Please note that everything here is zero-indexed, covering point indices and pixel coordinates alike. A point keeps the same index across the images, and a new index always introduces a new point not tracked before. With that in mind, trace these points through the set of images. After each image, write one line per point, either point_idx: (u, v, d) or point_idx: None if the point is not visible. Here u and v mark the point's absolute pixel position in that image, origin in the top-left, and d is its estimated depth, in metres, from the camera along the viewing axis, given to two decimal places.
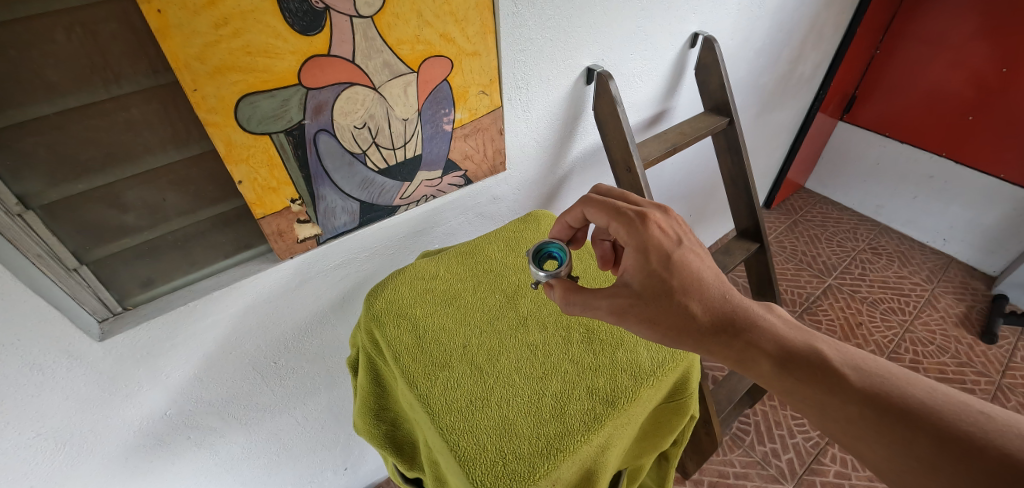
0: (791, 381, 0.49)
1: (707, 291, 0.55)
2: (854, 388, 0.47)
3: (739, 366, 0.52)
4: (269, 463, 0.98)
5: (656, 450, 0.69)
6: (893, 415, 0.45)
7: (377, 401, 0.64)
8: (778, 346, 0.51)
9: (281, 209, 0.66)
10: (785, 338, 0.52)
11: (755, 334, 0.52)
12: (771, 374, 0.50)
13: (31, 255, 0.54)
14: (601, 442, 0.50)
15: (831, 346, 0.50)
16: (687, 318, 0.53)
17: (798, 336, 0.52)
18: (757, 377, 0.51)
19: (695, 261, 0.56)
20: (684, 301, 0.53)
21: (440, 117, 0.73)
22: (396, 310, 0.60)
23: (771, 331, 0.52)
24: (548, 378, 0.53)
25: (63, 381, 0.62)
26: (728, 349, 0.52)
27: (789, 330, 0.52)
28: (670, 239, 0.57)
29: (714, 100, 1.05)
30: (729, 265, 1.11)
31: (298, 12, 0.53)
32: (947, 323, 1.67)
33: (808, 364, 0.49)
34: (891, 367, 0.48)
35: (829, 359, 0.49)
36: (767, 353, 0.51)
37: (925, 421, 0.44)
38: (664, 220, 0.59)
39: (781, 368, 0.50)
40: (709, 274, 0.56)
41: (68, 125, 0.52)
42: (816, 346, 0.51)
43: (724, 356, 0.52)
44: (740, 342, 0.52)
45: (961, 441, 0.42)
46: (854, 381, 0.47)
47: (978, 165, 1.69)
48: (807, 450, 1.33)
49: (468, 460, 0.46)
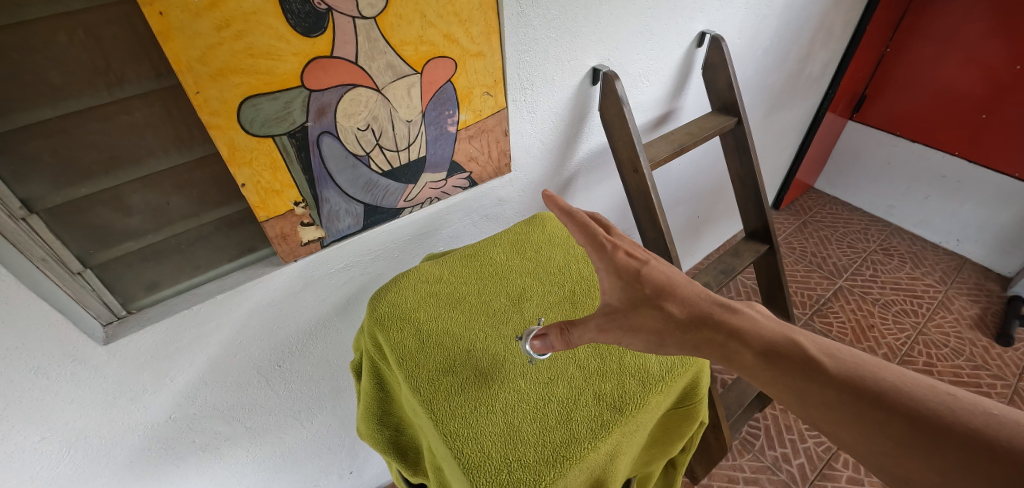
0: (773, 371, 0.48)
1: (681, 293, 0.54)
2: (832, 375, 0.47)
3: (721, 360, 0.51)
4: (275, 467, 0.98)
5: (666, 456, 0.67)
6: (869, 399, 0.45)
7: (381, 406, 0.63)
8: (758, 338, 0.50)
9: (285, 212, 0.66)
10: (765, 329, 0.51)
11: (736, 327, 0.51)
12: (755, 365, 0.49)
13: (35, 259, 0.54)
14: (609, 448, 0.49)
15: (809, 337, 0.50)
16: (666, 319, 0.52)
17: (776, 328, 0.51)
18: (741, 369, 0.50)
19: (665, 269, 0.55)
20: (661, 304, 0.52)
21: (444, 118, 0.72)
22: (398, 313, 0.59)
23: (752, 325, 0.51)
24: (554, 384, 0.52)
25: (68, 385, 0.62)
26: (710, 343, 0.51)
27: (768, 321, 0.52)
28: (636, 259, 0.55)
29: (722, 99, 1.03)
30: (738, 267, 1.09)
31: (300, 13, 0.52)
32: (961, 325, 1.64)
33: (788, 354, 0.49)
34: (863, 354, 0.48)
35: (807, 349, 0.49)
36: (750, 346, 0.50)
37: (897, 403, 0.44)
38: (627, 242, 0.57)
39: (762, 358, 0.49)
40: (682, 280, 0.55)
41: (72, 129, 0.52)
42: (795, 338, 0.50)
43: (708, 351, 0.51)
44: (723, 335, 0.51)
45: (932, 421, 0.42)
46: (831, 369, 0.47)
47: (992, 164, 1.66)
48: (819, 455, 1.31)
49: (474, 468, 0.45)
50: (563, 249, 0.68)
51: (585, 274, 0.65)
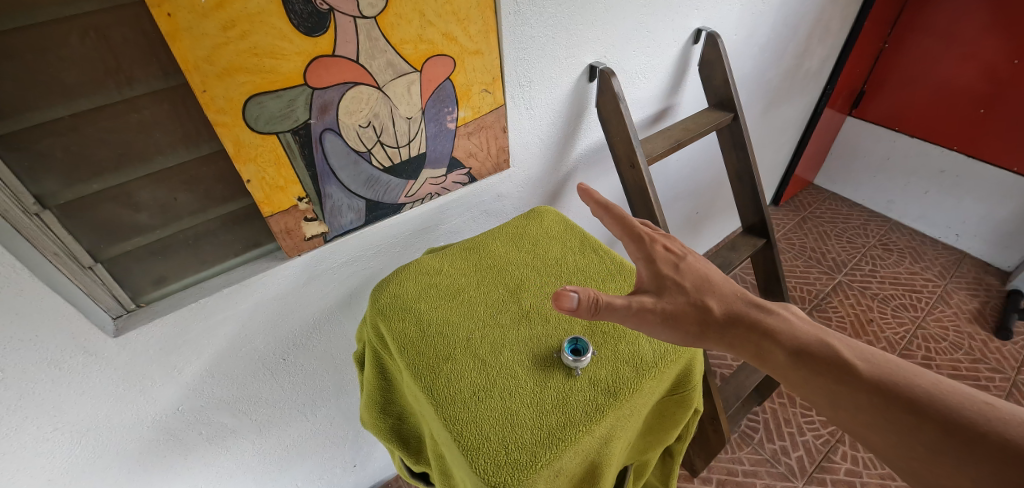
0: (806, 370, 0.52)
1: (719, 290, 0.58)
2: (864, 378, 0.50)
3: (756, 358, 0.55)
4: (278, 461, 0.99)
5: (662, 444, 0.69)
6: (900, 404, 0.48)
7: (383, 396, 0.64)
8: (791, 340, 0.54)
9: (289, 207, 0.67)
10: (798, 331, 0.55)
11: (770, 327, 0.55)
12: (786, 364, 0.53)
13: (48, 253, 0.55)
14: (603, 432, 0.50)
15: (843, 341, 0.54)
16: (706, 313, 0.56)
17: (810, 332, 0.55)
18: (774, 369, 0.54)
19: (701, 266, 0.59)
20: (702, 298, 0.56)
21: (444, 115, 0.73)
22: (400, 304, 0.60)
23: (787, 325, 0.55)
24: (550, 369, 0.53)
25: (79, 377, 0.64)
26: (745, 341, 0.55)
27: (802, 324, 0.56)
28: (674, 254, 0.59)
29: (718, 96, 1.05)
30: (735, 261, 1.10)
31: (303, 13, 0.54)
32: (960, 319, 1.64)
33: (820, 356, 0.53)
34: (897, 361, 0.52)
35: (842, 353, 0.53)
36: (783, 345, 0.54)
37: (929, 409, 0.47)
38: (664, 236, 0.61)
39: (796, 358, 0.53)
40: (719, 277, 0.59)
41: (83, 127, 0.54)
42: (828, 342, 0.54)
43: (742, 349, 0.55)
44: (757, 334, 0.55)
45: (963, 428, 0.46)
46: (862, 371, 0.51)
47: (990, 159, 1.67)
48: (817, 448, 1.32)
49: (472, 448, 0.47)
50: (560, 242, 0.70)
51: (581, 266, 0.66)
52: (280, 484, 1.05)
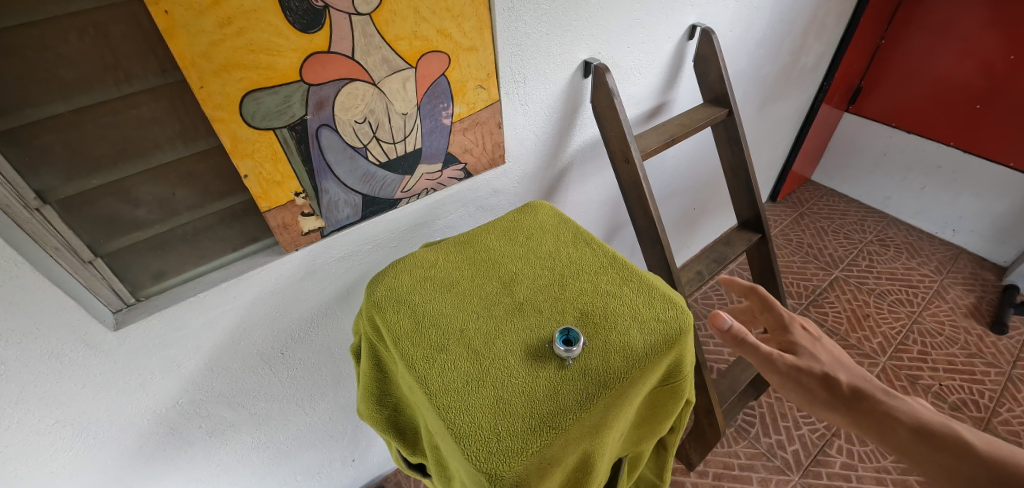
0: (923, 446, 0.52)
1: (847, 369, 0.62)
2: (980, 457, 0.49)
3: (877, 434, 0.56)
4: (277, 454, 1.01)
5: (655, 435, 0.70)
6: None
7: (380, 388, 0.65)
8: (910, 417, 0.55)
9: (286, 202, 0.68)
10: (921, 413, 0.55)
11: (890, 405, 0.56)
12: (908, 441, 0.53)
13: (49, 248, 0.56)
14: (594, 421, 0.51)
15: (970, 429, 0.52)
16: (829, 386, 0.60)
17: (937, 418, 0.55)
18: (890, 444, 0.54)
19: (835, 349, 0.65)
20: (828, 372, 0.61)
21: (439, 110, 0.74)
22: (395, 296, 0.61)
23: (910, 406, 0.56)
24: (543, 360, 0.54)
25: (79, 370, 0.65)
26: (864, 415, 0.57)
27: (929, 411, 0.56)
28: (807, 334, 0.67)
29: (713, 92, 1.05)
30: (730, 256, 1.11)
31: (298, 10, 0.55)
32: (956, 313, 1.65)
33: (940, 435, 0.52)
34: None
35: (965, 436, 0.52)
36: (903, 421, 0.54)
37: None
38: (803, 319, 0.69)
39: (915, 435, 0.53)
40: (847, 359, 0.64)
41: (83, 123, 0.55)
42: (953, 426, 0.53)
43: (862, 422, 0.57)
44: (877, 410, 0.56)
45: None
46: (981, 451, 0.50)
47: (987, 154, 1.67)
48: (813, 441, 1.33)
49: (464, 437, 0.48)
50: (554, 236, 0.71)
51: (574, 259, 0.67)
52: (279, 478, 1.06)
